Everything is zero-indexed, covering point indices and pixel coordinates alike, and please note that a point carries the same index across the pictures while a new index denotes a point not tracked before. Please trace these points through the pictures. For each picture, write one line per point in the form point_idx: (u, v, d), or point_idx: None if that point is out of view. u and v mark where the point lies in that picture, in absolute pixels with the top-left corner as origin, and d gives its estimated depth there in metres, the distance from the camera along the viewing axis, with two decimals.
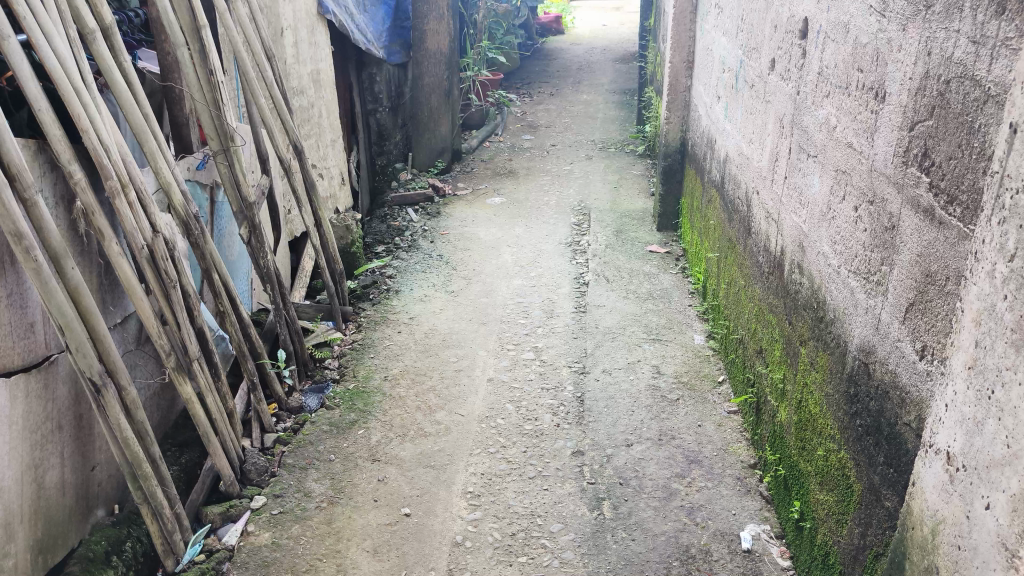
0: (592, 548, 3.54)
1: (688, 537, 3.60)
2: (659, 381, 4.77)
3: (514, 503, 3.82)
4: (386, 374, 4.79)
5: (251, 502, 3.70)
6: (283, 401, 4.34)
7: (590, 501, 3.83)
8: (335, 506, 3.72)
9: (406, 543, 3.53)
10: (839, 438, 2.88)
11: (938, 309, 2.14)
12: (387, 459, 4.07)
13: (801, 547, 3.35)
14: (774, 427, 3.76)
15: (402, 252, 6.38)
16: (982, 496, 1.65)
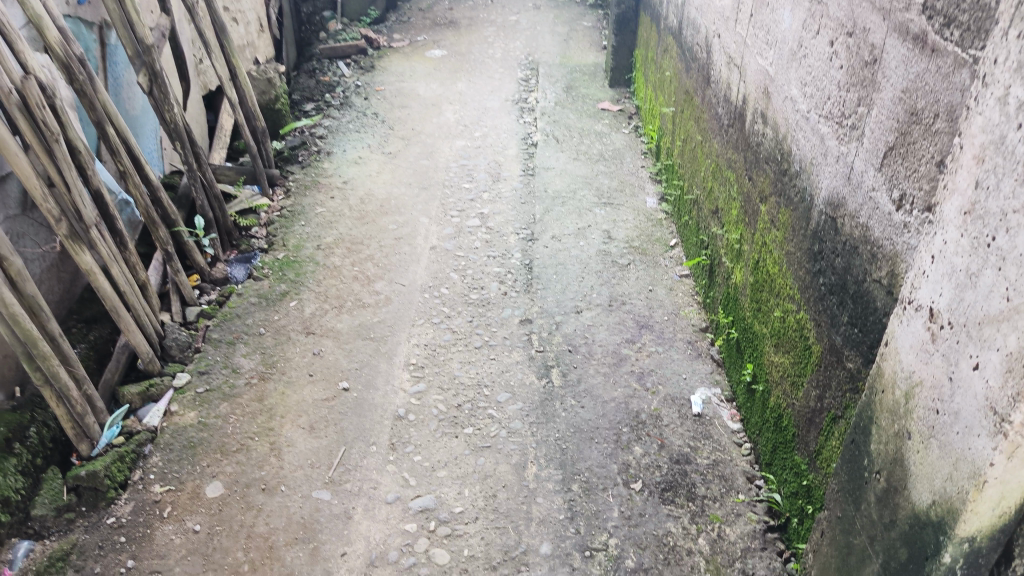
0: (540, 418, 3.41)
1: (639, 403, 3.51)
2: (610, 246, 4.56)
3: (459, 374, 3.64)
4: (319, 242, 4.47)
5: (174, 381, 3.48)
6: (205, 272, 4.03)
7: (538, 370, 3.68)
8: (266, 382, 3.50)
9: (346, 418, 3.35)
10: (799, 299, 2.71)
11: (923, 152, 1.90)
12: (323, 331, 3.83)
13: (752, 410, 3.28)
14: (727, 290, 3.61)
15: (334, 111, 5.88)
16: (969, 356, 1.47)
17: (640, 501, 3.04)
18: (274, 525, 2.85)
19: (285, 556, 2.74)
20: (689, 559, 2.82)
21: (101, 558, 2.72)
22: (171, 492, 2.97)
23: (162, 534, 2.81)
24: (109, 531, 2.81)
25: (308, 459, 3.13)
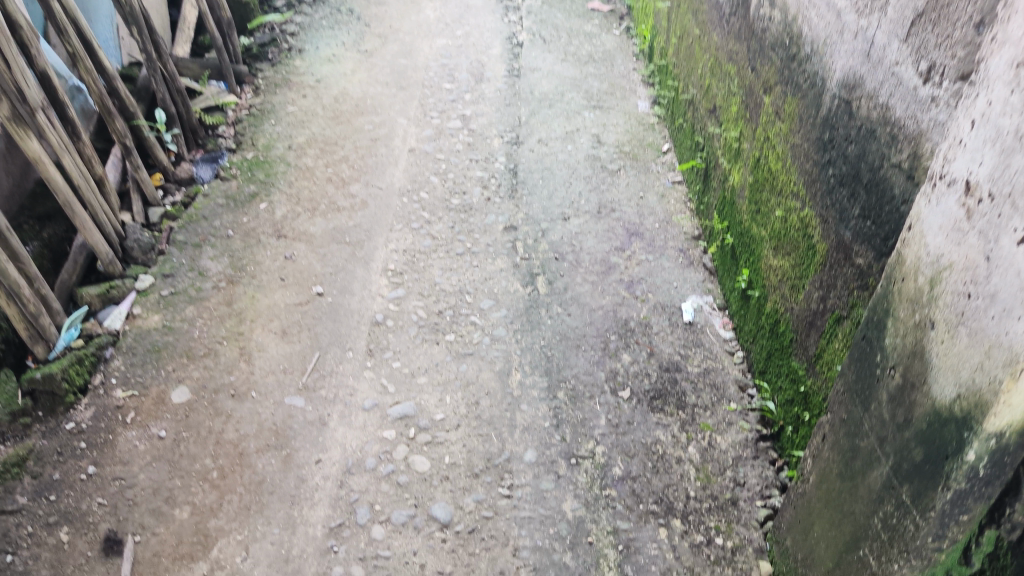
0: (525, 326, 3.26)
1: (627, 311, 3.36)
2: (599, 151, 4.33)
3: (440, 281, 3.46)
4: (291, 143, 4.21)
5: (136, 284, 3.28)
6: (169, 172, 3.78)
7: (523, 277, 3.51)
8: (235, 286, 3.31)
9: (320, 324, 3.17)
10: (803, 196, 2.54)
11: (959, 14, 1.69)
12: (295, 235, 3.62)
13: (746, 318, 3.15)
14: (723, 193, 3.42)
15: (306, 6, 5.50)
16: (1012, 230, 1.31)
17: (629, 409, 2.93)
18: (244, 432, 2.70)
19: (255, 463, 2.61)
20: (678, 467, 2.72)
21: (60, 465, 2.57)
22: (134, 397, 2.80)
23: (125, 440, 2.66)
24: (69, 437, 2.66)
25: (280, 365, 2.97)
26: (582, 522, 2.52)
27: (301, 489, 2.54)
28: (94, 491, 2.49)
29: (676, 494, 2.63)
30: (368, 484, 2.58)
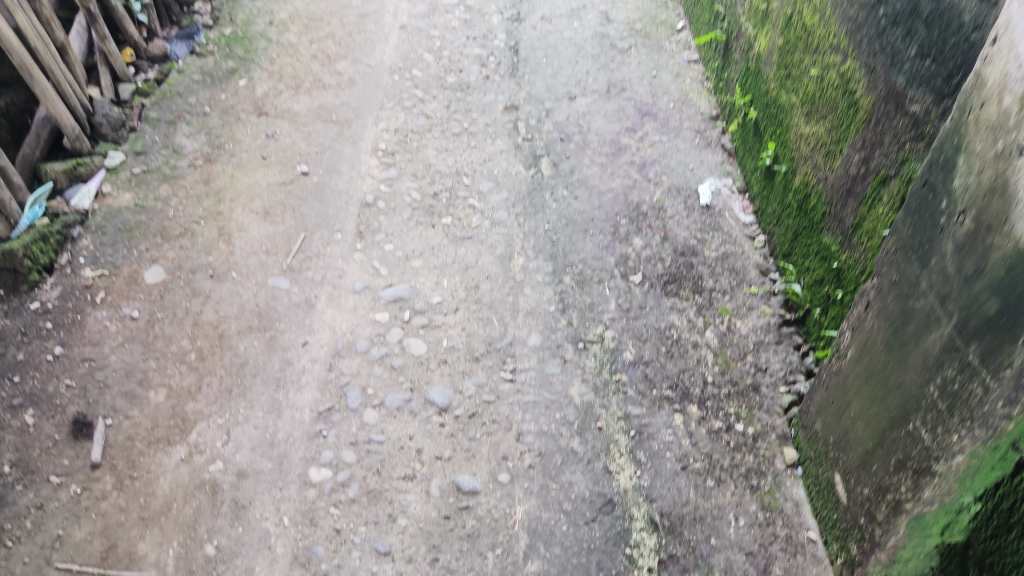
0: (528, 208, 2.99)
1: (639, 194, 3.10)
2: (608, 29, 3.98)
3: (435, 161, 3.16)
4: (272, 18, 3.86)
5: (106, 161, 3.00)
6: (140, 46, 3.44)
7: (526, 159, 3.22)
8: (213, 165, 3.03)
9: (306, 204, 2.91)
10: (845, 48, 2.25)
11: None
12: (278, 113, 3.32)
13: (769, 197, 2.89)
14: (748, 63, 3.12)
15: None
16: None
17: (640, 294, 2.70)
18: (225, 313, 2.49)
19: (237, 345, 2.40)
20: (695, 352, 2.52)
21: (24, 345, 2.37)
22: (104, 277, 2.57)
23: (95, 320, 2.44)
24: (34, 317, 2.45)
25: (262, 245, 2.73)
26: (591, 408, 2.34)
27: (287, 372, 2.34)
28: (61, 373, 2.29)
29: (692, 380, 2.43)
30: (359, 368, 2.38)
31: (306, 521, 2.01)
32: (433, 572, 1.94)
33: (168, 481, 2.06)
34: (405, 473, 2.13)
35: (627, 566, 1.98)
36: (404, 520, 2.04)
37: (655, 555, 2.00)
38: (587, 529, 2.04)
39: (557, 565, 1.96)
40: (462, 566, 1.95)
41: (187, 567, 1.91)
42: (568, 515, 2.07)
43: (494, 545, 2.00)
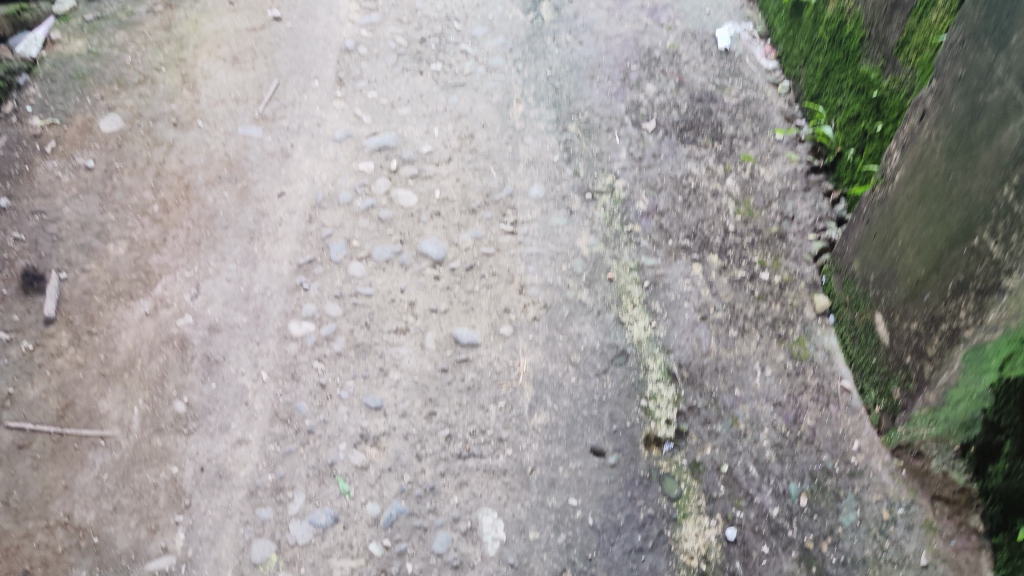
0: (527, 55, 2.68)
1: (651, 40, 2.78)
2: None
3: (422, 6, 2.83)
4: None
5: (54, 9, 2.69)
6: None
7: (524, 4, 2.89)
8: (174, 11, 2.71)
9: (279, 50, 2.61)
10: None
11: None
12: None
13: (795, 39, 2.62)
14: None
15: None
16: None
17: (654, 142, 2.43)
18: (191, 163, 2.23)
19: (205, 196, 2.15)
20: (715, 201, 2.27)
21: None
22: (55, 126, 2.30)
23: (45, 172, 2.18)
24: None
25: (230, 93, 2.44)
26: (601, 259, 2.09)
27: (262, 223, 2.10)
28: (10, 226, 2.06)
29: (712, 229, 2.19)
30: (343, 220, 2.13)
31: (287, 376, 1.81)
32: (430, 427, 1.75)
33: (132, 337, 1.85)
34: (397, 326, 1.92)
35: (643, 417, 1.80)
36: (396, 373, 1.83)
37: (674, 407, 1.81)
38: (598, 382, 1.85)
39: (565, 417, 1.79)
40: (462, 420, 1.77)
41: (154, 425, 1.71)
42: (577, 367, 1.87)
43: (496, 398, 1.81)
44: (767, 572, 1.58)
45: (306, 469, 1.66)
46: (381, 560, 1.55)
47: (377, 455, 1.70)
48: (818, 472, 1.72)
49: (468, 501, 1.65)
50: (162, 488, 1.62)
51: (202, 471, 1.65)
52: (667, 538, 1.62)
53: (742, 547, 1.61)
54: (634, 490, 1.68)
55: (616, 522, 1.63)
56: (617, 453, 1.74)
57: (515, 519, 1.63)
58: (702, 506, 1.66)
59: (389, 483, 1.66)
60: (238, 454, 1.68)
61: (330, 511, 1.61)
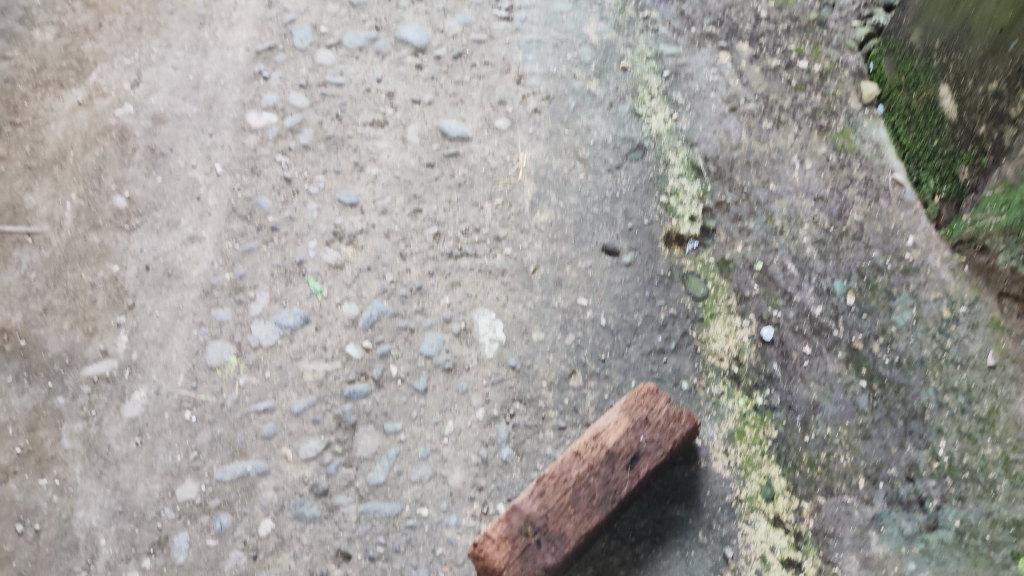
0: None
1: None
2: None
3: None
4: None
5: None
6: None
7: None
8: None
9: None
10: None
11: None
12: None
13: None
14: None
15: None
16: None
17: None
18: None
19: None
20: None
21: None
22: None
23: None
24: None
25: None
26: (612, 47, 1.76)
27: (212, 7, 1.77)
28: None
29: (741, 16, 1.85)
30: (309, 6, 1.78)
31: (246, 170, 1.53)
32: (415, 225, 1.48)
33: (63, 127, 1.57)
34: (373, 120, 1.61)
35: (663, 215, 1.53)
36: (374, 169, 1.55)
37: (699, 203, 1.54)
38: (611, 178, 1.56)
39: (573, 216, 1.51)
40: (453, 219, 1.49)
41: (90, 221, 1.45)
42: (587, 163, 1.57)
43: (492, 195, 1.52)
44: (810, 373, 1.36)
45: (270, 268, 1.41)
46: (362, 363, 1.33)
47: (353, 254, 1.44)
48: (867, 270, 1.48)
49: (462, 303, 1.41)
50: (101, 288, 1.37)
51: (147, 269, 1.40)
52: (693, 340, 1.39)
53: (780, 348, 1.38)
54: (653, 290, 1.44)
55: (633, 324, 1.40)
56: (633, 252, 1.48)
57: (515, 320, 1.39)
58: (733, 307, 1.42)
59: (368, 283, 1.41)
60: (190, 252, 1.42)
61: (299, 311, 1.37)
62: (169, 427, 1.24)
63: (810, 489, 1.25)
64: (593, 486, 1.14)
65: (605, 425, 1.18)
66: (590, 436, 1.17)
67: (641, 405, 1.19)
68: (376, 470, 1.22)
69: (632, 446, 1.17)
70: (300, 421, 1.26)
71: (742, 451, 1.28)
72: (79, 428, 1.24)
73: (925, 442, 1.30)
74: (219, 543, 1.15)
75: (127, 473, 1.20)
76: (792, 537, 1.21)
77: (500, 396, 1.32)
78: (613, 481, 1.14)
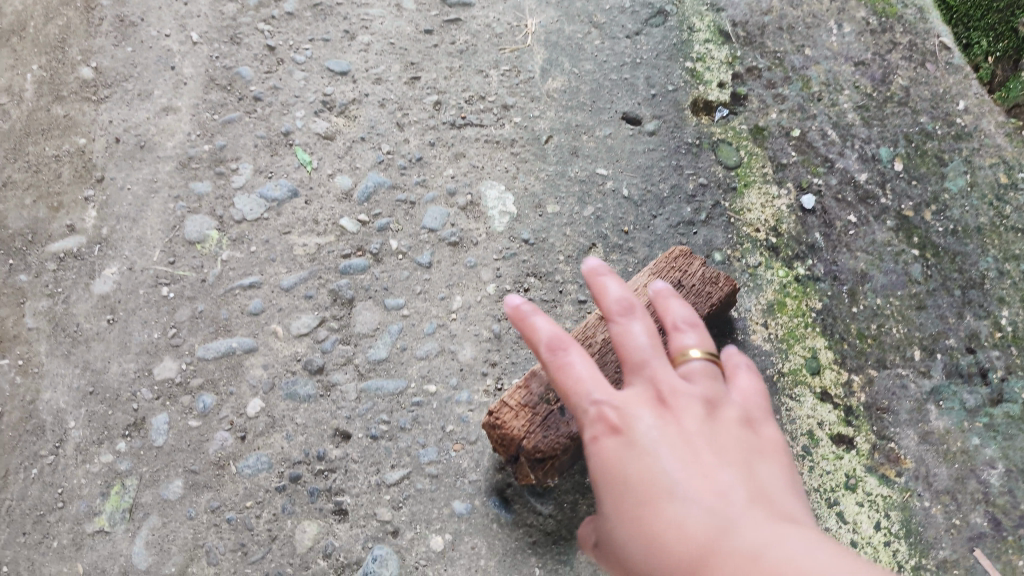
0: None
1: None
2: None
3: None
4: None
5: None
6: None
7: None
8: None
9: None
10: None
11: None
12: None
13: None
14: None
15: None
16: None
17: None
18: None
19: None
20: None
21: None
22: None
23: None
24: None
25: None
26: None
27: None
28: None
29: None
30: None
31: (225, 39, 1.37)
32: (413, 94, 1.33)
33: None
34: None
35: (688, 82, 1.37)
36: (367, 37, 1.39)
37: (727, 70, 1.39)
38: (629, 44, 1.41)
39: (588, 83, 1.36)
40: (455, 87, 1.34)
41: (54, 93, 1.30)
42: (601, 30, 1.43)
43: (498, 62, 1.38)
44: (857, 243, 1.22)
45: (253, 139, 1.26)
46: (358, 237, 1.19)
47: (345, 125, 1.29)
48: (915, 136, 1.33)
49: (467, 174, 1.26)
50: (67, 161, 1.23)
51: (118, 142, 1.25)
52: (726, 210, 1.24)
53: (822, 217, 1.24)
54: (680, 158, 1.29)
55: (658, 194, 1.25)
56: (657, 120, 1.33)
57: (527, 192, 1.24)
58: (768, 175, 1.28)
59: (363, 154, 1.26)
60: (165, 124, 1.27)
61: (287, 183, 1.23)
62: (144, 304, 1.11)
63: (860, 362, 1.12)
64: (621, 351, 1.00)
65: (632, 288, 1.05)
66: (616, 301, 1.04)
67: (673, 267, 1.06)
68: (377, 347, 1.10)
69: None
70: (290, 296, 1.13)
71: (783, 323, 1.15)
72: (43, 306, 1.11)
73: (986, 312, 1.18)
74: (202, 424, 1.04)
75: (98, 352, 1.08)
76: (841, 411, 1.08)
77: (511, 270, 1.17)
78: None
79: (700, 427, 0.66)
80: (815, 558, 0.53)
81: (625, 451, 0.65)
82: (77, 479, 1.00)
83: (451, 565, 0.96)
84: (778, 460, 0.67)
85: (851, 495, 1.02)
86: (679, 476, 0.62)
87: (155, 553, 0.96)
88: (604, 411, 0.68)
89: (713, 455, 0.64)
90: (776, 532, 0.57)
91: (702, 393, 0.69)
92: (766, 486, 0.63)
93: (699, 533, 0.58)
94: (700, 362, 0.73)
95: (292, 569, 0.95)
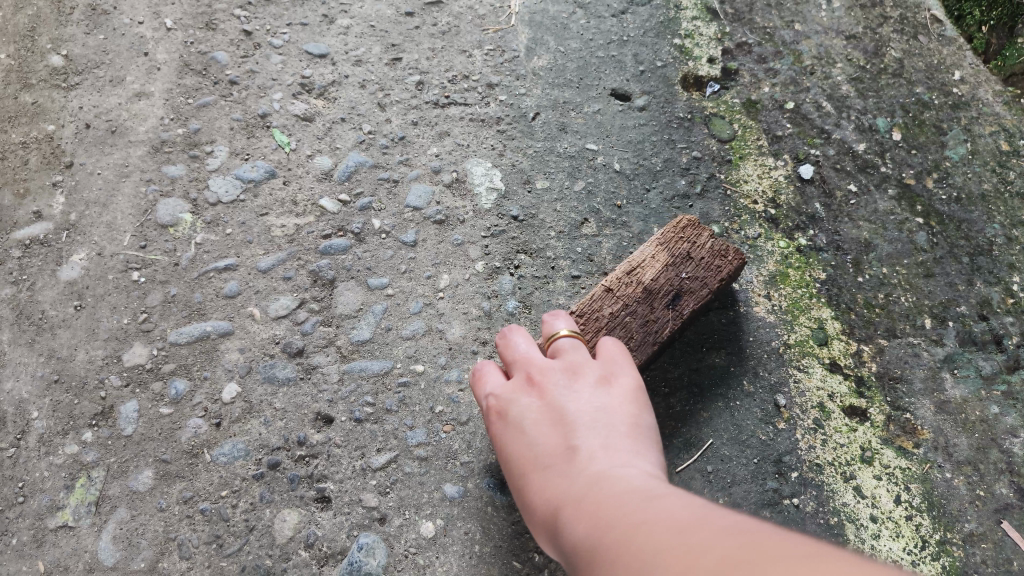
0: None
1: None
2: None
3: None
4: None
5: None
6: None
7: None
8: None
9: None
10: None
11: None
12: None
13: None
14: None
15: None
16: None
17: None
18: None
19: None
20: None
21: None
22: None
23: None
24: None
25: None
26: None
27: None
28: None
29: None
30: None
31: (199, 25, 1.31)
32: (394, 75, 1.29)
33: None
34: None
35: (677, 58, 1.34)
36: (346, 20, 1.35)
37: (717, 45, 1.35)
38: (615, 23, 1.38)
39: (574, 60, 1.33)
40: (437, 67, 1.30)
41: (22, 81, 1.23)
42: (586, 9, 1.39)
43: (481, 43, 1.34)
44: (858, 212, 1.18)
45: (228, 122, 1.21)
46: (339, 217, 1.13)
47: (324, 107, 1.25)
48: (913, 106, 1.29)
49: (452, 152, 1.21)
50: (34, 147, 1.18)
51: (88, 127, 1.19)
52: (721, 182, 1.20)
53: (822, 187, 1.20)
54: (672, 133, 1.25)
55: (651, 168, 1.21)
56: (646, 95, 1.29)
57: (515, 168, 1.20)
58: (764, 147, 1.24)
59: (343, 135, 1.22)
60: (136, 109, 1.21)
61: (265, 164, 1.18)
62: (113, 289, 1.06)
63: (869, 331, 1.07)
64: (629, 328, 0.95)
65: (640, 260, 0.99)
66: (623, 272, 0.98)
67: (680, 238, 1.00)
68: (360, 327, 1.04)
69: (673, 284, 0.98)
70: (268, 278, 1.07)
71: (786, 294, 1.10)
72: (6, 294, 1.06)
73: (997, 278, 1.13)
74: (174, 411, 0.97)
75: (64, 339, 1.02)
76: (853, 382, 1.03)
77: (500, 247, 1.12)
78: (653, 323, 0.96)
79: (562, 392, 0.72)
80: (630, 489, 0.57)
81: (509, 436, 0.71)
82: (40, 472, 0.94)
83: (443, 552, 0.89)
84: (638, 407, 0.71)
85: (868, 468, 0.96)
86: (544, 448, 0.67)
87: (124, 548, 0.89)
88: (495, 406, 0.75)
89: (569, 414, 0.69)
90: (611, 473, 0.61)
91: (568, 369, 0.75)
92: (618, 428, 0.67)
93: (555, 492, 0.63)
94: (570, 348, 0.79)
95: (271, 561, 0.88)
